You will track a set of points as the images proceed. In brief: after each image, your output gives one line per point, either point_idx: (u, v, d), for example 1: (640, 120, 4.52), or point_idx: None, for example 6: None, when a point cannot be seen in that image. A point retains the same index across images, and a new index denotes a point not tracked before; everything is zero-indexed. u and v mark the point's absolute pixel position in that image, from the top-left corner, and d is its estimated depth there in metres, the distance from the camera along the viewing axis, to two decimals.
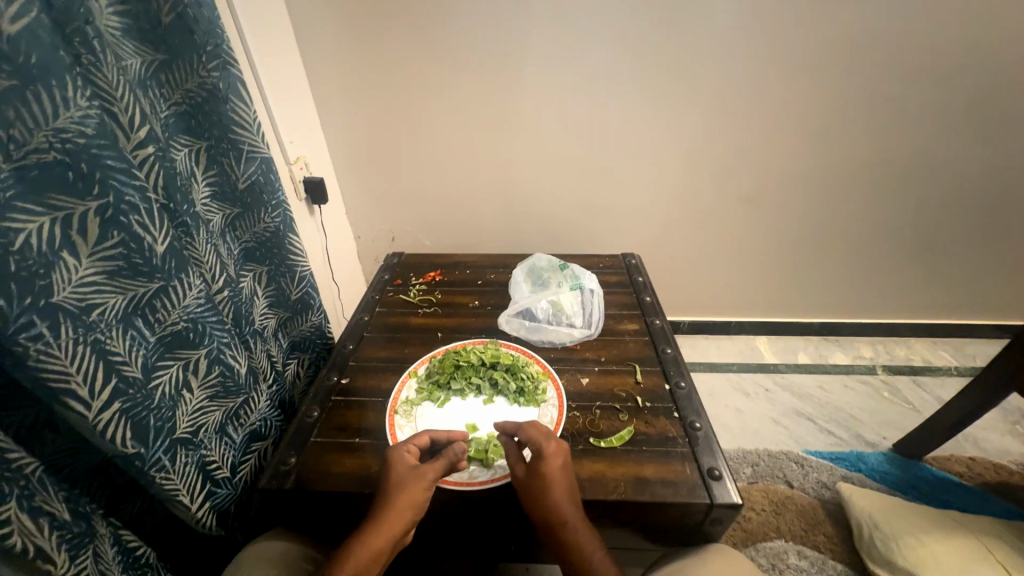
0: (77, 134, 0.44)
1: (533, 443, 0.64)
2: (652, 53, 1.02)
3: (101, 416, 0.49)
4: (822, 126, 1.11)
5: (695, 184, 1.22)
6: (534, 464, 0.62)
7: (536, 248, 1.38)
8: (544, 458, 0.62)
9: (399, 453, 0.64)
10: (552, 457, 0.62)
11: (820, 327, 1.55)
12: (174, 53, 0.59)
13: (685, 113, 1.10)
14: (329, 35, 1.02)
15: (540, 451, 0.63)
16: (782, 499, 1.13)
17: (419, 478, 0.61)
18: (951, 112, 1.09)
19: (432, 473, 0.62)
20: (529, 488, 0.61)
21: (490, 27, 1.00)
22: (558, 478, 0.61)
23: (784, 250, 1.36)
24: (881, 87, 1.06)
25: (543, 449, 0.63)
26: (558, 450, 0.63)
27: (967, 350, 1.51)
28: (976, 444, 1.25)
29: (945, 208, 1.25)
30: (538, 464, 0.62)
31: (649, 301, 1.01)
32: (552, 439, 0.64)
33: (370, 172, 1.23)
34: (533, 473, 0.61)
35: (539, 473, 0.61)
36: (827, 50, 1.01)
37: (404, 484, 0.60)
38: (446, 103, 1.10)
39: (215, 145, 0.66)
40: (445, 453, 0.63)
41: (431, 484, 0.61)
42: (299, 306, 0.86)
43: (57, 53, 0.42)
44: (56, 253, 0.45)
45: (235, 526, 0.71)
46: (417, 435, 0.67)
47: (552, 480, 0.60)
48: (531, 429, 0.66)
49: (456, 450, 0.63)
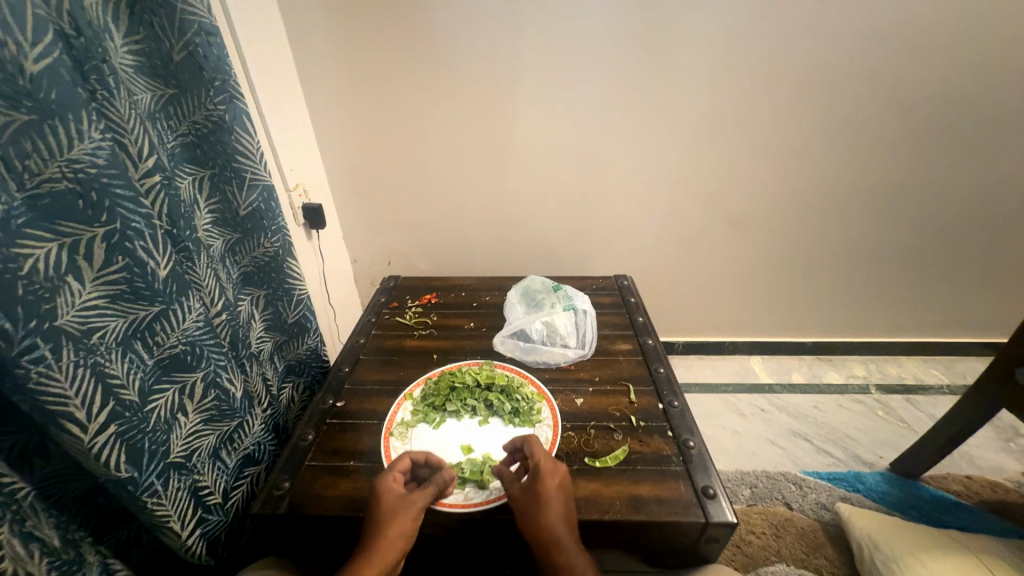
0: (89, 164, 0.46)
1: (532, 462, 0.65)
2: (637, 86, 1.08)
3: (96, 439, 0.49)
4: (800, 152, 1.17)
5: (683, 208, 1.26)
6: (531, 484, 0.62)
7: (531, 271, 1.40)
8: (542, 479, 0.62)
9: (390, 479, 0.63)
10: (550, 476, 0.63)
11: (812, 346, 1.57)
12: (183, 88, 0.63)
13: (670, 141, 1.15)
14: (330, 70, 1.07)
15: (539, 470, 0.63)
16: (781, 521, 1.12)
17: (409, 506, 0.61)
18: (921, 139, 1.15)
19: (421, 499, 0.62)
20: (526, 506, 0.61)
21: (483, 63, 1.06)
22: (555, 499, 0.61)
23: (772, 271, 1.39)
24: (853, 116, 1.12)
25: (541, 468, 0.63)
26: (556, 471, 0.64)
27: (957, 368, 1.53)
28: (971, 462, 1.25)
29: (924, 230, 1.30)
30: (535, 482, 0.62)
31: (641, 321, 1.03)
32: (551, 460, 0.65)
33: (368, 199, 1.26)
34: (531, 492, 0.61)
35: (536, 494, 0.61)
36: (800, 82, 1.07)
37: (396, 510, 0.60)
38: (442, 132, 1.15)
39: (218, 173, 0.69)
40: (433, 481, 0.63)
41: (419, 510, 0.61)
42: (296, 329, 0.87)
43: (75, 89, 0.45)
44: (61, 278, 0.46)
45: (224, 556, 0.69)
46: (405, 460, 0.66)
47: (549, 500, 0.60)
48: (532, 448, 0.67)
49: (445, 478, 0.64)
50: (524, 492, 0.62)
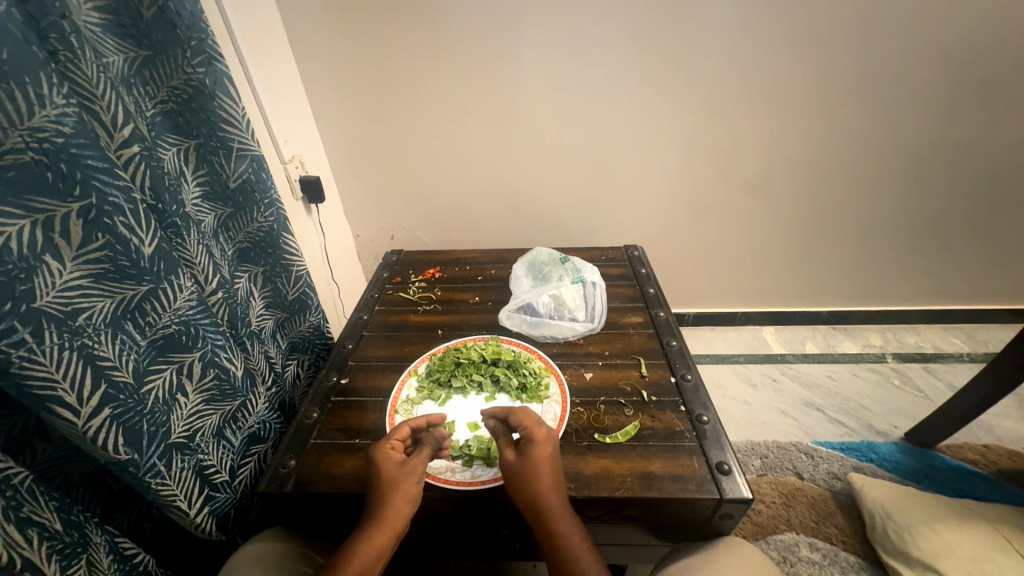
0: (54, 133, 0.43)
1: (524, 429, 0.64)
2: (652, 39, 0.99)
3: (90, 422, 0.48)
4: (827, 110, 1.08)
5: (698, 173, 1.19)
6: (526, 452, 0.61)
7: (537, 241, 1.35)
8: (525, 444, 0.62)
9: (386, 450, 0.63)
10: (542, 443, 0.62)
11: (827, 315, 1.52)
12: (157, 49, 0.58)
13: (686, 100, 1.07)
14: (321, 31, 0.99)
15: (530, 437, 0.62)
16: (792, 491, 1.11)
17: (408, 473, 0.60)
18: (960, 93, 1.05)
19: (420, 467, 0.61)
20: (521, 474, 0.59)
21: (484, 18, 0.98)
22: (547, 465, 0.60)
23: (790, 238, 1.33)
24: (887, 68, 1.02)
25: (533, 434, 0.62)
26: (547, 437, 0.63)
27: (979, 336, 1.48)
28: (990, 431, 1.22)
29: (956, 191, 1.22)
30: (527, 449, 0.61)
31: (652, 293, 0.99)
32: (543, 427, 0.64)
33: (367, 170, 1.21)
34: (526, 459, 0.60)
35: (529, 459, 0.60)
36: (832, 30, 0.98)
37: (397, 481, 0.59)
38: (441, 96, 1.08)
39: (203, 143, 0.65)
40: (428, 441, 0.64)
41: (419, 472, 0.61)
42: (297, 306, 0.85)
43: (30, 48, 0.41)
44: (37, 257, 0.44)
45: (234, 531, 0.71)
46: (402, 426, 0.66)
47: (541, 466, 0.60)
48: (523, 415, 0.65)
49: (439, 437, 0.64)
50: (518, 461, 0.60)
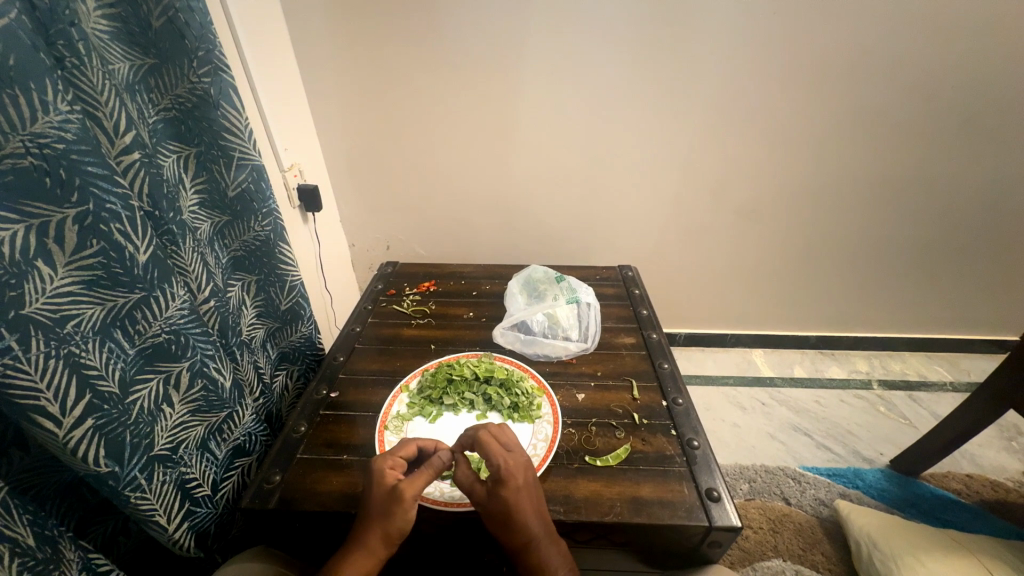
0: (55, 139, 0.42)
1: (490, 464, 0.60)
2: (650, 66, 1.02)
3: (72, 433, 0.47)
4: (817, 141, 1.12)
5: (692, 197, 1.22)
6: (496, 490, 0.58)
7: (532, 257, 1.36)
8: (497, 476, 0.59)
9: (386, 466, 0.60)
10: (512, 477, 0.59)
11: (816, 340, 1.54)
12: (164, 58, 0.58)
13: (682, 126, 1.10)
14: (328, 45, 1.01)
15: (498, 474, 0.59)
16: (779, 516, 1.11)
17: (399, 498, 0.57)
18: (943, 130, 1.10)
19: (414, 490, 0.58)
20: (495, 513, 0.57)
21: (488, 40, 1.00)
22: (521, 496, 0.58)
23: (780, 264, 1.35)
24: (873, 105, 1.07)
25: (502, 470, 0.59)
26: (516, 467, 0.60)
27: (962, 366, 1.51)
28: (973, 461, 1.24)
29: (939, 224, 1.25)
30: (495, 488, 0.58)
31: (645, 314, 1.00)
32: (508, 457, 0.60)
33: (365, 181, 1.22)
34: (498, 500, 0.57)
35: (501, 500, 0.57)
36: (822, 66, 1.02)
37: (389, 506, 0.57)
38: (443, 112, 1.10)
39: (204, 151, 0.65)
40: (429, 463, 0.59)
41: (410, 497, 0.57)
42: (289, 316, 0.84)
43: (37, 54, 0.41)
44: (30, 262, 0.43)
45: (213, 548, 0.69)
46: (405, 444, 0.64)
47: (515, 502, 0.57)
48: (485, 444, 0.61)
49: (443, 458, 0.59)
50: (491, 501, 0.58)
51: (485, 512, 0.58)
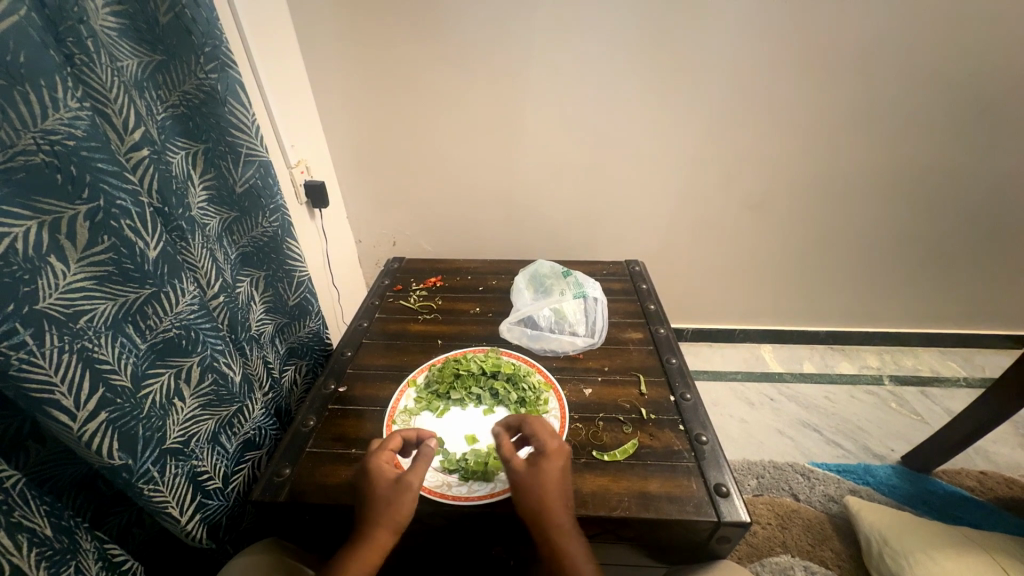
0: (66, 136, 0.43)
1: (534, 439, 0.63)
2: (658, 57, 1.01)
3: (86, 426, 0.48)
4: (829, 133, 1.10)
5: (699, 191, 1.21)
6: (537, 463, 0.60)
7: (538, 252, 1.35)
8: (540, 451, 0.61)
9: (382, 461, 0.61)
10: (553, 455, 0.61)
11: (825, 335, 1.52)
12: (170, 54, 0.58)
13: (690, 119, 1.09)
14: (332, 42, 1.01)
15: (542, 448, 0.61)
16: (788, 512, 1.10)
17: (404, 489, 0.57)
18: (958, 121, 1.07)
19: (416, 479, 0.58)
20: (528, 485, 0.58)
21: (493, 35, 0.99)
22: (556, 477, 0.59)
23: (789, 257, 1.33)
24: (888, 95, 1.04)
25: (545, 445, 0.61)
26: (560, 450, 0.62)
27: (976, 361, 1.48)
28: (986, 458, 1.22)
29: (953, 218, 1.23)
30: (537, 461, 0.60)
31: (653, 309, 0.99)
32: (555, 438, 0.63)
33: (371, 177, 1.22)
34: (536, 473, 0.59)
35: (540, 471, 0.59)
36: (834, 57, 1.00)
37: (389, 500, 0.57)
38: (449, 108, 1.09)
39: (212, 148, 0.65)
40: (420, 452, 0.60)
41: (413, 487, 0.58)
42: (297, 312, 0.84)
43: (46, 51, 0.41)
44: (42, 258, 0.43)
45: (224, 539, 0.70)
46: (393, 437, 0.65)
47: (549, 478, 0.59)
48: (537, 424, 0.64)
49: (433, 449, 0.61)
50: (529, 472, 0.59)
51: (520, 484, 0.59)
